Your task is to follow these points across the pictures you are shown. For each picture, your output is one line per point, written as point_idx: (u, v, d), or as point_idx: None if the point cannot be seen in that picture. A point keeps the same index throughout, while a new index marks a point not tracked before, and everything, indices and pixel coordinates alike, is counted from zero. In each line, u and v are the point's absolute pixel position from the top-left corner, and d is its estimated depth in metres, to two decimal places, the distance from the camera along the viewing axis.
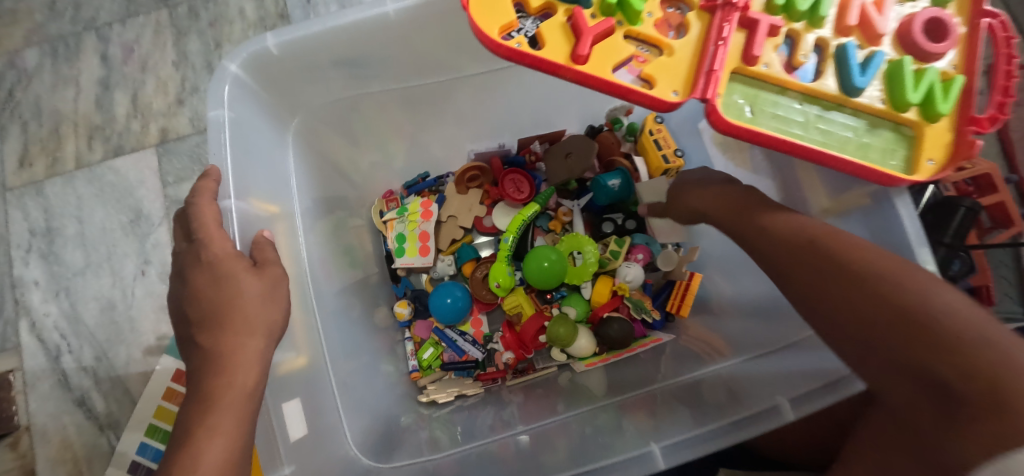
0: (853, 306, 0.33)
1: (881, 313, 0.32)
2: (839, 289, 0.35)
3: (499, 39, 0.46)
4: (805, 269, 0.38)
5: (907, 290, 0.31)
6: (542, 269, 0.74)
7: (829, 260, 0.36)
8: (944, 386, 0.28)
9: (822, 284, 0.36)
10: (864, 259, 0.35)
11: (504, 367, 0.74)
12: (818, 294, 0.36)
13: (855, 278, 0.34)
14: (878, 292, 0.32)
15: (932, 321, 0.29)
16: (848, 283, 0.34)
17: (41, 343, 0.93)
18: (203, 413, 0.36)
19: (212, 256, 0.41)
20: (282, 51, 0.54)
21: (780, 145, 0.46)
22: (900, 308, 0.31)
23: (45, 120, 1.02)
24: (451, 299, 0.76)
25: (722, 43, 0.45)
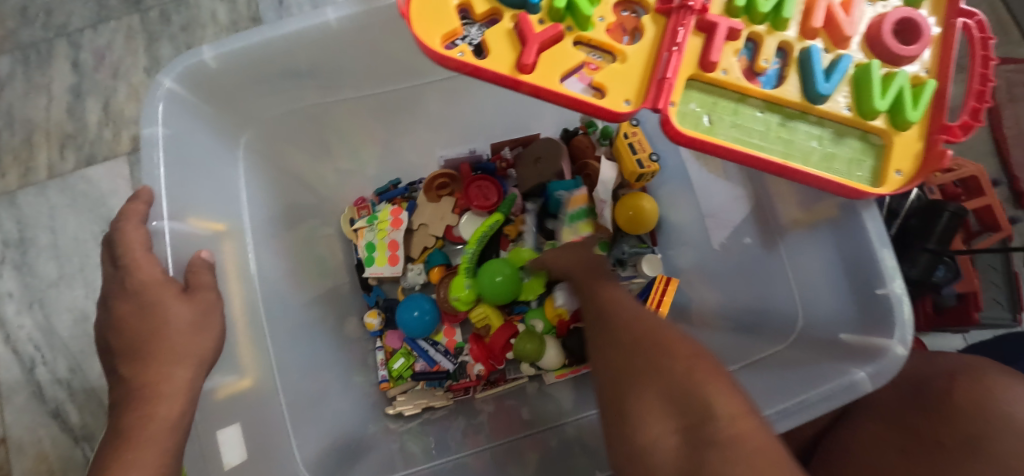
0: (651, 360, 0.34)
1: (669, 367, 0.33)
2: (647, 343, 0.36)
3: (441, 49, 0.43)
4: (627, 332, 0.39)
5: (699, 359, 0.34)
6: (496, 282, 0.66)
7: (649, 329, 0.38)
8: (695, 412, 0.29)
9: (636, 340, 0.37)
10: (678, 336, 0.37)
11: (478, 378, 0.69)
12: (627, 346, 0.37)
13: (665, 342, 0.36)
14: (672, 354, 0.34)
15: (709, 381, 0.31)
16: (657, 342, 0.36)
17: (16, 355, 0.92)
18: (122, 448, 0.35)
19: (137, 283, 0.39)
20: (220, 62, 0.53)
21: (738, 157, 0.43)
22: (697, 368, 0.32)
23: (17, 129, 1.00)
24: (418, 313, 0.68)
25: (676, 49, 0.42)
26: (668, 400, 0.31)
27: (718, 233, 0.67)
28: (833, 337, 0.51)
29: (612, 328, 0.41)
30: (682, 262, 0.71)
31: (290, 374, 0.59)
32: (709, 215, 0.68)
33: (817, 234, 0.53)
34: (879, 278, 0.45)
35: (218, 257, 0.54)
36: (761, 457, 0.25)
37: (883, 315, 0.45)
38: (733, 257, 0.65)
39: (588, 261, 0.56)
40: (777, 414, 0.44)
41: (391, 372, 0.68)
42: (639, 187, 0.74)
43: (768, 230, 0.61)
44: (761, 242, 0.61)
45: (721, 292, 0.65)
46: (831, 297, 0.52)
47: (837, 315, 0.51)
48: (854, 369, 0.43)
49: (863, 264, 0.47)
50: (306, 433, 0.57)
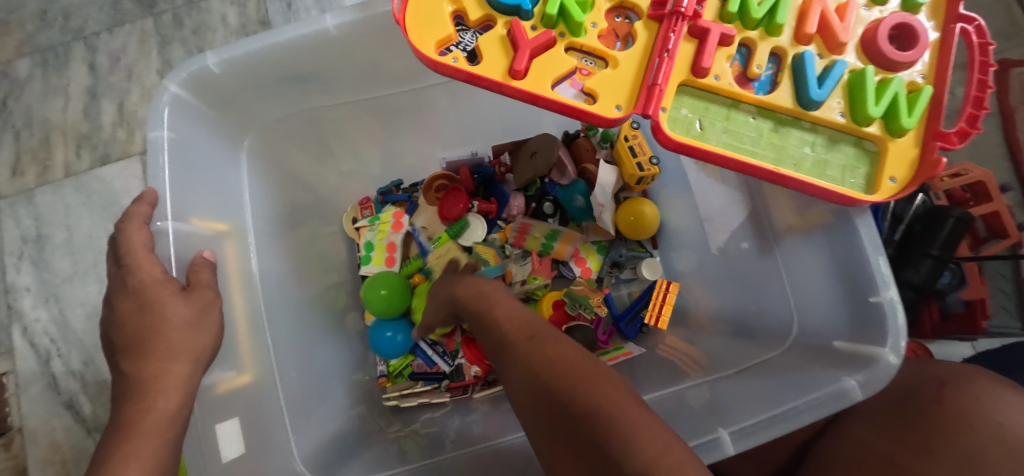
0: (564, 420, 0.31)
1: (582, 427, 0.30)
2: (547, 393, 0.34)
3: (435, 55, 0.44)
4: (531, 383, 0.35)
5: (608, 396, 0.31)
6: (376, 296, 0.68)
7: (551, 373, 0.35)
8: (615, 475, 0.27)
9: (543, 395, 0.34)
10: (585, 365, 0.34)
11: (476, 378, 0.69)
12: (540, 404, 0.34)
13: (568, 389, 0.32)
14: (578, 406, 0.31)
15: (623, 430, 0.28)
16: (560, 393, 0.33)
17: (32, 347, 0.94)
18: (121, 439, 0.36)
19: (138, 282, 0.40)
20: (224, 69, 0.55)
21: (729, 163, 0.43)
22: (601, 411, 0.30)
23: (35, 129, 1.04)
24: (390, 334, 0.68)
25: (668, 56, 0.43)
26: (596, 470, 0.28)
27: (716, 238, 0.67)
28: (827, 343, 0.51)
29: (517, 370, 0.38)
30: (682, 266, 0.72)
31: (289, 371, 0.60)
32: (706, 219, 0.68)
33: (811, 240, 0.53)
34: (872, 285, 0.45)
35: (220, 256, 0.55)
36: None
37: (876, 322, 0.45)
38: (730, 261, 0.65)
39: (474, 287, 0.52)
40: (737, 433, 0.43)
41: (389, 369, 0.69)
42: (639, 190, 0.75)
43: (763, 235, 0.60)
44: (757, 248, 0.61)
45: (718, 298, 0.66)
46: (824, 304, 0.52)
47: (831, 321, 0.51)
48: (846, 377, 0.43)
49: (855, 271, 0.47)
50: (304, 428, 0.58)
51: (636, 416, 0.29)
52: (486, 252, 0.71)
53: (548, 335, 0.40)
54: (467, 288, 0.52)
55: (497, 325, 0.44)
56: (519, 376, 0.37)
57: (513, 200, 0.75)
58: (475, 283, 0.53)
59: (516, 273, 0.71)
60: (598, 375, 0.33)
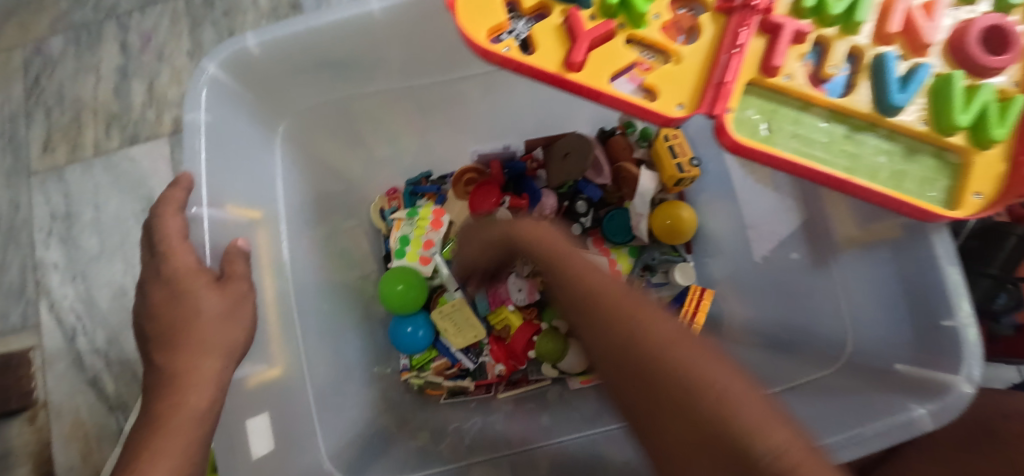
0: (661, 386, 0.25)
1: (686, 395, 0.24)
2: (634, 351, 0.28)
3: (486, 43, 0.41)
4: (614, 337, 0.29)
5: (717, 371, 0.25)
6: (394, 293, 0.67)
7: (643, 331, 0.28)
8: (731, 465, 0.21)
9: (629, 352, 0.28)
10: (681, 331, 0.29)
11: (500, 376, 0.68)
12: (624, 363, 0.28)
13: (667, 350, 0.27)
14: (685, 371, 0.25)
15: (748, 410, 0.23)
16: (660, 352, 0.27)
17: (59, 323, 0.95)
18: (152, 435, 0.35)
19: (172, 271, 0.39)
20: (263, 51, 0.53)
21: (798, 169, 0.40)
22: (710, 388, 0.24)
23: (67, 107, 1.04)
24: (412, 329, 0.67)
25: (738, 52, 0.39)
26: (703, 447, 0.22)
27: (760, 247, 0.64)
28: (887, 365, 0.48)
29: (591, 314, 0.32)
30: (717, 274, 0.69)
31: (317, 366, 0.58)
32: (750, 226, 0.65)
33: (872, 256, 0.50)
34: (945, 307, 0.42)
35: (253, 245, 0.54)
36: None
37: (947, 348, 0.41)
38: (775, 272, 0.62)
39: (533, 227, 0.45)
40: (836, 443, 0.42)
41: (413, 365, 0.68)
42: (676, 192, 0.72)
43: (819, 245, 0.57)
44: (809, 258, 0.58)
45: (753, 309, 0.64)
46: (885, 320, 0.49)
47: (891, 340, 0.48)
48: (912, 404, 0.41)
49: (924, 291, 0.44)
50: (329, 424, 0.57)
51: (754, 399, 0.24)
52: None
53: (625, 289, 0.33)
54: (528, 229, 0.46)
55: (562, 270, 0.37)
56: (596, 327, 0.31)
57: (545, 198, 0.72)
58: (533, 225, 0.47)
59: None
60: (697, 346, 0.27)
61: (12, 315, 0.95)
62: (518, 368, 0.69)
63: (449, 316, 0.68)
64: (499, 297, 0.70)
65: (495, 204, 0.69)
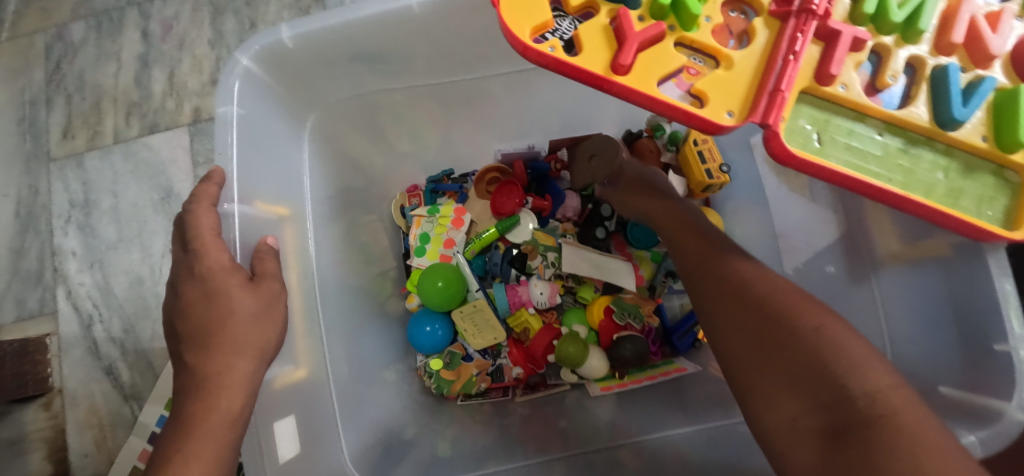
0: (778, 345, 0.34)
1: (797, 355, 0.33)
2: (760, 304, 0.37)
3: (530, 41, 0.40)
4: (745, 306, 0.38)
5: (834, 338, 0.32)
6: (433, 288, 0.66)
7: (769, 304, 0.37)
8: (820, 381, 0.30)
9: (758, 314, 0.37)
10: (805, 305, 0.36)
11: (517, 379, 0.68)
12: (748, 328, 0.37)
13: (788, 320, 0.35)
14: (798, 338, 0.33)
15: (851, 365, 0.30)
16: (783, 323, 0.35)
17: (75, 311, 0.95)
18: (182, 439, 0.34)
19: (205, 269, 0.38)
20: (298, 44, 0.52)
21: (853, 183, 0.38)
22: (818, 334, 0.33)
23: (87, 94, 1.03)
24: (430, 329, 0.67)
25: (794, 58, 0.38)
26: (799, 391, 0.31)
27: (792, 257, 0.63)
28: (928, 386, 0.46)
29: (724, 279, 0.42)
30: None
31: (340, 366, 0.58)
32: (782, 235, 0.65)
33: (919, 273, 0.48)
34: (999, 332, 0.40)
35: (281, 242, 0.54)
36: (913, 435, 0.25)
37: (999, 373, 0.40)
38: (807, 284, 0.61)
39: (669, 213, 0.54)
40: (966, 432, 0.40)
41: (427, 367, 0.67)
42: (703, 197, 0.70)
43: (858, 261, 0.56)
44: (847, 273, 0.57)
45: None
46: (928, 340, 0.48)
47: (935, 361, 0.47)
48: (962, 429, 0.40)
49: (975, 310, 0.42)
50: (351, 425, 0.56)
51: (861, 357, 0.31)
52: (547, 241, 0.70)
53: (755, 267, 0.41)
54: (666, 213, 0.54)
55: (700, 255, 0.46)
56: (726, 298, 0.40)
57: (569, 201, 0.72)
58: (667, 209, 0.55)
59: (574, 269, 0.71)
60: (824, 317, 0.35)
61: (28, 301, 0.95)
62: (535, 371, 0.69)
63: (471, 319, 0.69)
64: (518, 299, 0.68)
65: (518, 204, 0.71)
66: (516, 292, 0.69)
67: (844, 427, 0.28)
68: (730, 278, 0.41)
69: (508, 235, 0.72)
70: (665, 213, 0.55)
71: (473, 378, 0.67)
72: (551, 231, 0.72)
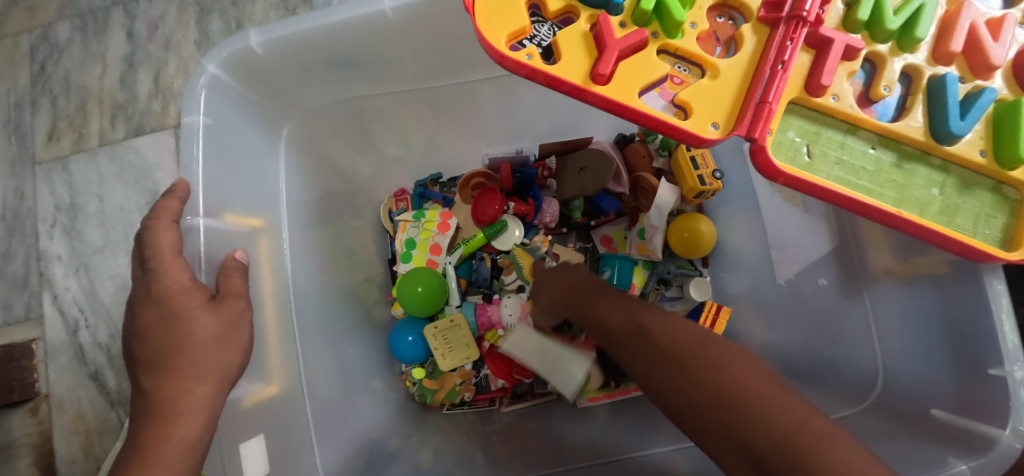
0: (705, 403, 0.33)
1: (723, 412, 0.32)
2: (666, 362, 0.36)
3: (506, 49, 0.38)
4: (665, 362, 0.36)
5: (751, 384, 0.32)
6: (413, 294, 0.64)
7: (687, 353, 0.36)
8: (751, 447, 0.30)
9: (667, 374, 0.36)
10: (721, 348, 0.35)
11: (503, 389, 0.65)
12: (673, 384, 0.35)
13: (710, 371, 0.34)
14: (716, 391, 0.33)
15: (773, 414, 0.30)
16: (692, 378, 0.34)
17: (61, 315, 0.93)
18: (135, 469, 0.33)
19: (164, 290, 0.37)
20: (267, 50, 0.50)
21: (844, 200, 0.37)
22: (728, 386, 0.33)
23: (72, 95, 1.02)
24: (412, 338, 0.65)
25: (783, 68, 0.36)
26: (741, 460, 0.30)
27: (784, 268, 0.60)
28: (920, 408, 0.45)
29: (627, 336, 0.41)
30: (735, 289, 0.65)
31: (317, 380, 0.56)
32: (775, 246, 0.61)
33: (914, 291, 0.47)
34: (995, 356, 0.39)
35: (255, 253, 0.52)
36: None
37: (997, 400, 0.39)
38: (801, 297, 0.59)
39: (570, 282, 0.51)
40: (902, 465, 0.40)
41: (410, 374, 0.65)
42: (697, 203, 0.68)
43: (851, 274, 0.54)
44: (840, 287, 0.55)
45: (774, 331, 0.59)
46: (923, 358, 0.47)
47: (931, 383, 0.45)
48: (953, 458, 0.38)
49: (969, 331, 0.41)
50: (328, 440, 0.55)
51: (782, 400, 0.31)
52: (524, 261, 0.68)
53: (664, 319, 0.40)
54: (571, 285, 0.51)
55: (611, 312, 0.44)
56: (647, 355, 0.38)
57: (549, 206, 0.70)
58: (567, 281, 0.52)
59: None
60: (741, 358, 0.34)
61: (14, 306, 0.93)
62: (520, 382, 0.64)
63: (442, 337, 0.65)
64: (487, 319, 0.66)
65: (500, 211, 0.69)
66: (484, 312, 0.66)
67: None
68: (631, 337, 0.40)
69: (494, 242, 0.70)
70: (569, 279, 0.52)
71: (456, 388, 0.64)
72: (533, 250, 0.69)
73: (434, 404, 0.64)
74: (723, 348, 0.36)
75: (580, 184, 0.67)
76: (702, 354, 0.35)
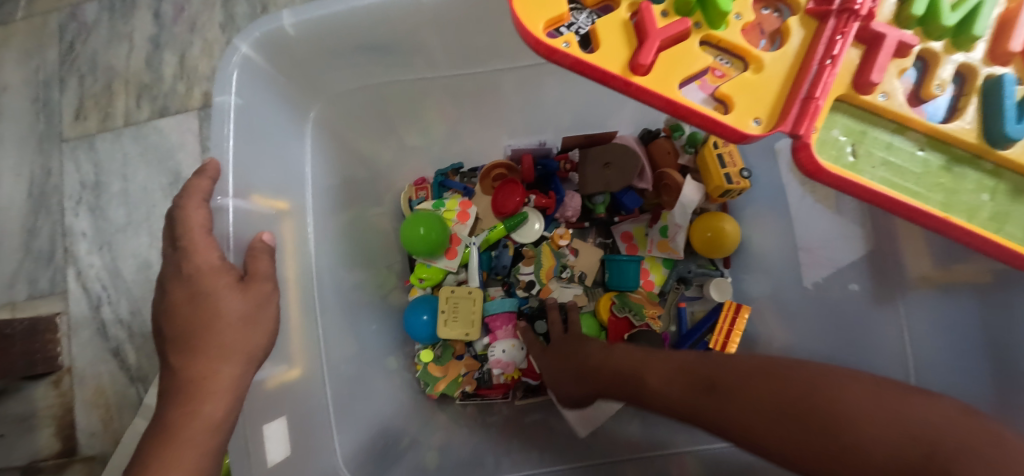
0: (824, 441, 0.35)
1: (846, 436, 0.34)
2: (764, 403, 0.38)
3: (544, 36, 0.37)
4: (769, 411, 0.38)
5: (863, 407, 0.35)
6: (416, 235, 0.65)
7: (774, 393, 0.38)
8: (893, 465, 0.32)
9: (773, 413, 0.37)
10: (809, 382, 0.38)
11: (505, 384, 0.66)
12: (787, 432, 0.36)
13: (819, 409, 0.36)
14: (831, 425, 0.35)
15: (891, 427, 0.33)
16: (802, 412, 0.36)
17: (85, 291, 0.95)
18: (163, 445, 0.33)
19: (194, 269, 0.37)
20: (299, 31, 0.50)
21: (889, 203, 0.35)
22: (837, 412, 0.35)
23: (99, 75, 1.03)
24: (426, 317, 0.66)
25: (832, 63, 0.35)
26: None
27: (812, 272, 0.59)
28: None
29: (699, 385, 0.42)
30: (756, 291, 0.64)
31: (337, 365, 0.56)
32: (803, 248, 0.60)
33: (952, 299, 0.47)
34: None
35: (280, 237, 0.52)
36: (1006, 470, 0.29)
37: None
38: (829, 301, 0.57)
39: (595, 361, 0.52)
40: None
41: (418, 358, 0.66)
42: (720, 202, 0.67)
43: (884, 280, 0.53)
44: (871, 294, 0.54)
45: (797, 335, 0.58)
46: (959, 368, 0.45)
47: (967, 395, 0.44)
48: None
49: None
50: (346, 426, 0.55)
51: (890, 414, 0.34)
52: (548, 261, 0.69)
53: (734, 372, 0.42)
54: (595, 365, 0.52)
55: (665, 383, 0.44)
56: (739, 407, 0.39)
57: (570, 201, 0.70)
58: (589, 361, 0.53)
59: (555, 292, 0.69)
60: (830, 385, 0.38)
61: (39, 281, 0.95)
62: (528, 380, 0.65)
63: (454, 301, 0.66)
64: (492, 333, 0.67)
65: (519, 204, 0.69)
66: (493, 323, 0.67)
67: None
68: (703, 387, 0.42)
69: (514, 233, 0.71)
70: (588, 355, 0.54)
71: (459, 378, 0.66)
72: (559, 254, 0.70)
73: (434, 395, 0.65)
74: (808, 378, 0.38)
75: (605, 179, 0.66)
76: (796, 391, 0.38)
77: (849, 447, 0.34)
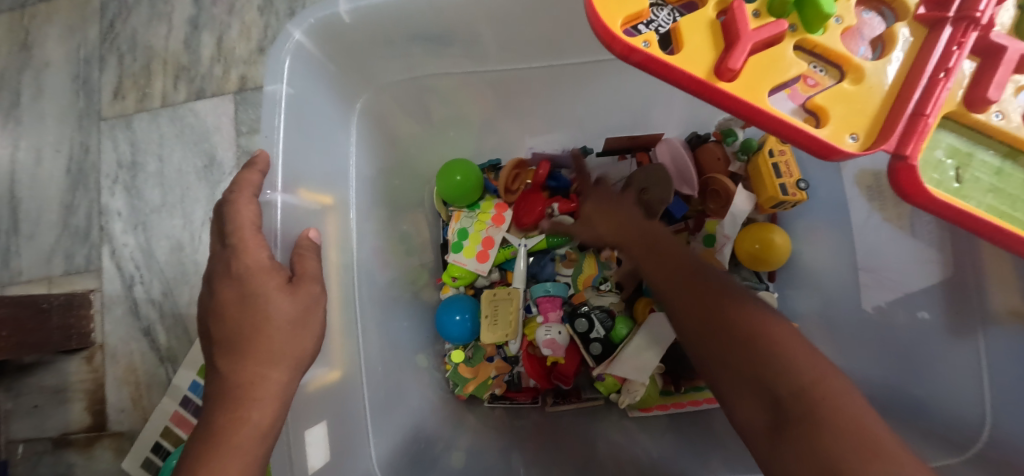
0: (720, 327, 0.34)
1: (749, 366, 0.31)
2: (692, 287, 0.37)
3: (621, 33, 0.34)
4: (692, 292, 0.37)
5: (777, 325, 0.33)
6: (451, 182, 0.65)
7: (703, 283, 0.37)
8: (757, 372, 0.31)
9: (694, 299, 0.36)
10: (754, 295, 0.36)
11: (534, 388, 0.65)
12: (693, 314, 0.36)
13: (731, 308, 0.34)
14: (739, 325, 0.33)
15: (798, 380, 0.29)
16: (717, 308, 0.35)
17: (119, 270, 0.96)
18: (207, 455, 0.32)
19: (244, 269, 0.35)
20: (354, 18, 0.48)
21: (1000, 235, 0.32)
22: (750, 316, 0.33)
23: (138, 54, 1.03)
24: (459, 317, 0.64)
25: (947, 77, 0.31)
26: (747, 387, 0.31)
27: (874, 294, 0.57)
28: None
29: (658, 262, 0.42)
30: (803, 307, 0.62)
31: (374, 366, 0.55)
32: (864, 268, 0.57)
33: None
34: None
35: (324, 233, 0.51)
36: (856, 426, 0.27)
37: None
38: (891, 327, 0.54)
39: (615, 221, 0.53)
40: None
41: (449, 357, 0.65)
42: (770, 213, 0.65)
43: (961, 311, 0.49)
44: (944, 323, 0.51)
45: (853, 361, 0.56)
46: None
47: None
48: None
49: None
50: (382, 429, 0.54)
51: (796, 342, 0.32)
52: (591, 270, 0.67)
53: (716, 274, 0.38)
54: (618, 232, 0.51)
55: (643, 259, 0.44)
56: (681, 309, 0.37)
57: None
58: (609, 221, 0.54)
59: (590, 299, 0.66)
60: (795, 338, 0.32)
61: (76, 257, 0.96)
62: (559, 385, 0.64)
63: (495, 303, 0.66)
64: (542, 315, 0.65)
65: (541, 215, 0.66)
66: (545, 304, 0.65)
67: (788, 417, 0.28)
68: (659, 263, 0.42)
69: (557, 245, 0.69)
70: (606, 223, 0.54)
71: (489, 381, 0.64)
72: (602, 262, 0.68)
73: (463, 396, 0.64)
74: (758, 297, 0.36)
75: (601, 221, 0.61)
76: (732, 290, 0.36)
77: (730, 343, 0.33)
